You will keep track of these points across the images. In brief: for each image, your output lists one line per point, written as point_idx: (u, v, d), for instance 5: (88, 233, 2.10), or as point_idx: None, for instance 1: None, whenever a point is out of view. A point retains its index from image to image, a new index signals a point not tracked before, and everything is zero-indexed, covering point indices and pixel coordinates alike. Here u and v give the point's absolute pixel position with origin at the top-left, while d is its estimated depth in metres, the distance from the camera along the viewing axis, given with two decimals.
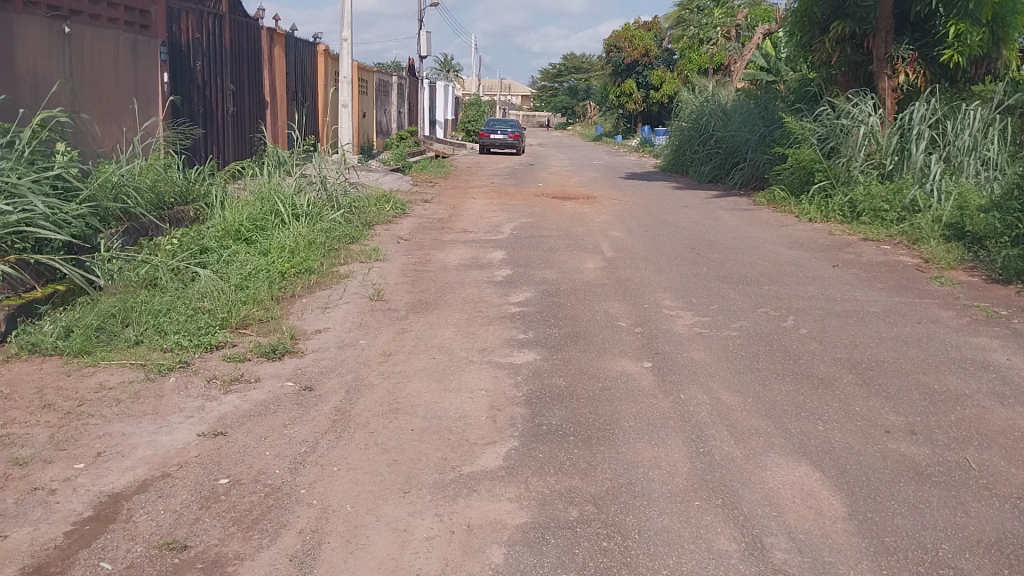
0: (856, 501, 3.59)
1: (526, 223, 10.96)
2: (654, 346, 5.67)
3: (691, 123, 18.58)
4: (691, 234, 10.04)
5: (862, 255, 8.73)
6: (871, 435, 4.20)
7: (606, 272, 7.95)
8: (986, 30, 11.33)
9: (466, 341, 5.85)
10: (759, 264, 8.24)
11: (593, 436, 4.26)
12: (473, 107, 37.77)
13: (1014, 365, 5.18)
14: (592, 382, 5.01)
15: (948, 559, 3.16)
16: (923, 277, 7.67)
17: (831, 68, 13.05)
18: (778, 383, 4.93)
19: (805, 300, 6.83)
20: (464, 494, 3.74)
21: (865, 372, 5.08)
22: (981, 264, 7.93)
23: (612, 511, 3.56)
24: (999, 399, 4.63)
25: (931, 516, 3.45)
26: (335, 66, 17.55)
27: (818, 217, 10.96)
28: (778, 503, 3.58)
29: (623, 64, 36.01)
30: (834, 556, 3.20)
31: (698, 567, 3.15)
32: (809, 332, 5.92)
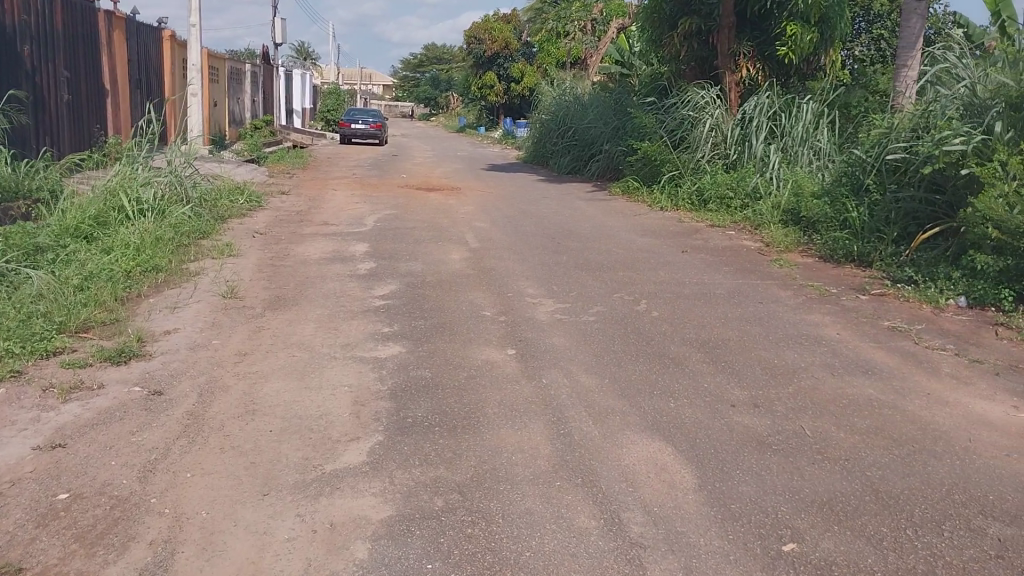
0: (706, 471, 3.80)
1: (389, 215, 10.86)
2: (517, 333, 5.77)
3: (550, 115, 18.95)
4: (553, 224, 10.27)
5: (709, 240, 9.24)
6: (718, 409, 4.47)
7: (470, 263, 8.00)
8: (815, 30, 12.19)
9: (328, 337, 5.73)
10: (615, 252, 8.54)
11: (458, 425, 4.30)
12: (332, 97, 36.99)
13: (842, 338, 5.64)
14: (456, 372, 5.04)
15: (786, 520, 3.40)
16: (764, 260, 8.21)
17: (680, 63, 13.69)
18: (633, 364, 5.15)
19: (658, 284, 7.16)
20: (327, 492, 3.68)
21: (712, 351, 5.38)
22: (814, 246, 8.56)
23: (476, 497, 3.60)
24: (829, 370, 5.04)
25: (771, 482, 3.71)
26: (182, 52, 16.63)
27: (669, 206, 11.54)
28: (634, 478, 3.75)
29: (485, 56, 36.43)
30: (685, 525, 3.38)
31: (560, 546, 3.24)
32: (660, 315, 6.20)
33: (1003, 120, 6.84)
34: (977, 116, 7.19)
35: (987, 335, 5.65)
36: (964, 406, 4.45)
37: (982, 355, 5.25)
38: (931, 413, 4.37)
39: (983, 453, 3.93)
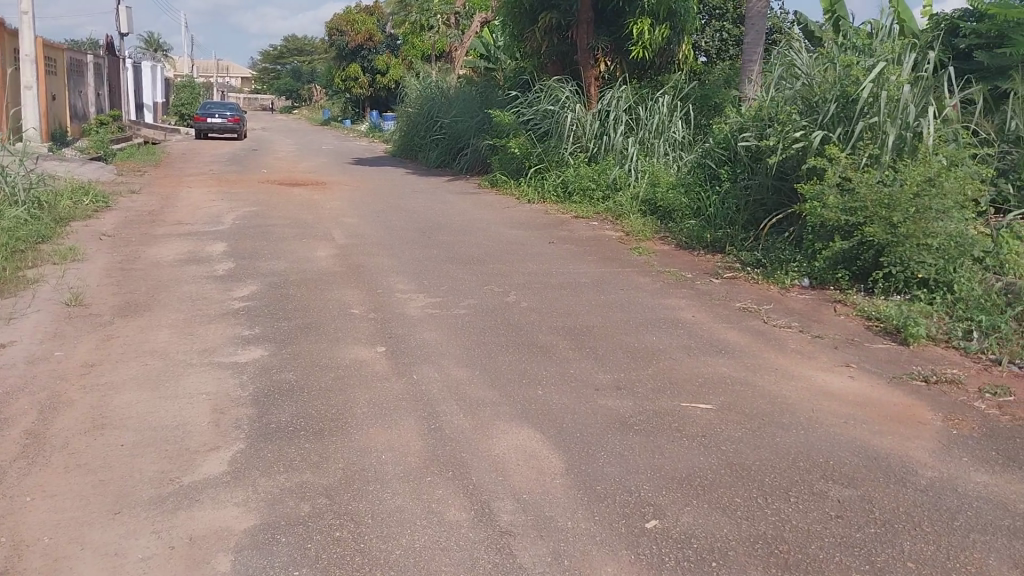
0: (573, 455, 3.89)
1: (250, 212, 10.45)
2: (386, 330, 5.70)
3: (416, 108, 18.82)
4: (421, 218, 10.21)
5: (574, 231, 9.46)
6: (584, 394, 4.59)
7: (337, 259, 7.84)
8: (666, 26, 12.67)
9: (184, 343, 5.46)
10: (484, 244, 8.60)
11: (325, 427, 4.20)
12: (187, 90, 35.19)
13: (698, 320, 5.93)
14: (323, 373, 4.92)
15: (649, 497, 3.51)
16: (626, 248, 8.49)
17: (542, 58, 13.91)
18: (501, 355, 5.20)
19: (525, 275, 7.26)
20: (185, 505, 3.51)
21: (578, 338, 5.52)
22: (671, 234, 8.95)
23: (344, 500, 3.53)
24: (687, 351, 5.28)
25: (633, 461, 3.83)
26: (12, 41, 15.33)
27: (536, 198, 11.78)
28: (504, 468, 3.79)
29: (348, 48, 35.70)
30: (553, 510, 3.44)
31: (430, 542, 3.23)
32: (529, 305, 6.30)
33: (836, 111, 7.33)
34: (813, 107, 7.66)
35: (828, 312, 6.08)
36: (808, 379, 4.77)
37: (821, 330, 5.65)
38: (779, 387, 4.65)
39: (824, 422, 4.18)
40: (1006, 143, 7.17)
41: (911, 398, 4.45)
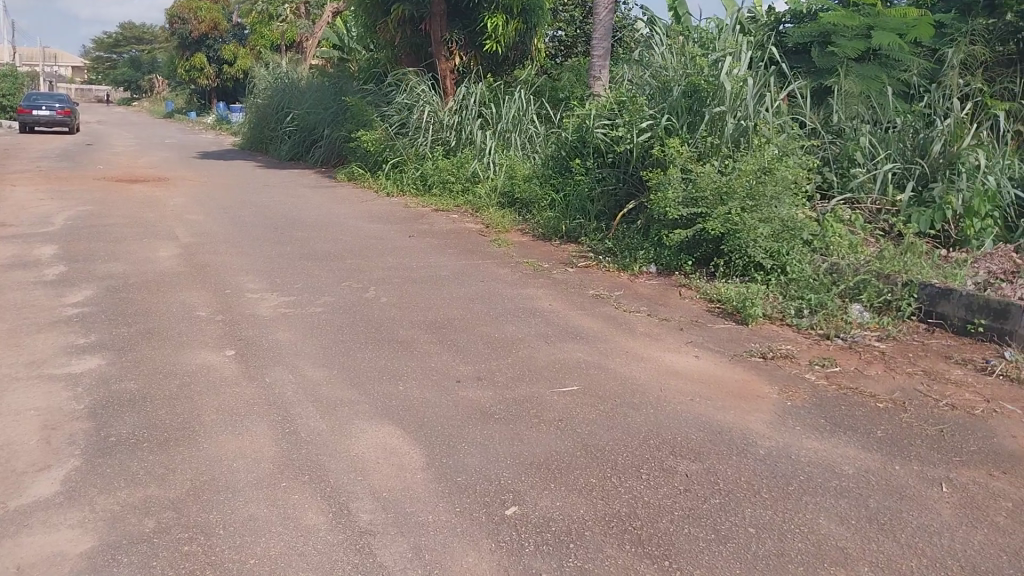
0: (433, 448, 3.88)
1: (84, 212, 9.73)
2: (237, 332, 5.47)
3: (266, 100, 18.13)
4: (275, 213, 9.86)
5: (434, 224, 9.42)
6: (445, 387, 4.59)
7: (182, 260, 7.43)
8: (519, 20, 12.79)
9: (8, 355, 5.01)
10: (341, 239, 8.41)
11: (171, 437, 3.98)
12: (7, 79, 32.22)
13: (554, 308, 6.06)
14: (168, 380, 4.66)
15: (508, 484, 3.54)
16: (485, 240, 8.56)
17: (396, 49, 13.76)
18: (359, 352, 5.11)
19: (383, 270, 7.17)
20: (11, 532, 3.22)
21: (438, 331, 5.51)
22: (529, 225, 9.11)
23: (193, 511, 3.37)
24: (546, 338, 5.38)
25: (493, 449, 3.85)
26: None
27: (394, 191, 11.69)
28: (362, 467, 3.73)
29: (190, 37, 33.82)
30: (414, 506, 3.41)
31: (286, 548, 3.13)
32: (388, 300, 6.23)
33: (680, 105, 7.69)
34: (659, 100, 8.00)
35: (675, 296, 6.39)
36: (658, 360, 4.99)
37: (669, 314, 5.92)
38: (631, 369, 4.83)
39: (673, 400, 4.38)
40: (830, 135, 7.66)
41: (751, 373, 4.74)
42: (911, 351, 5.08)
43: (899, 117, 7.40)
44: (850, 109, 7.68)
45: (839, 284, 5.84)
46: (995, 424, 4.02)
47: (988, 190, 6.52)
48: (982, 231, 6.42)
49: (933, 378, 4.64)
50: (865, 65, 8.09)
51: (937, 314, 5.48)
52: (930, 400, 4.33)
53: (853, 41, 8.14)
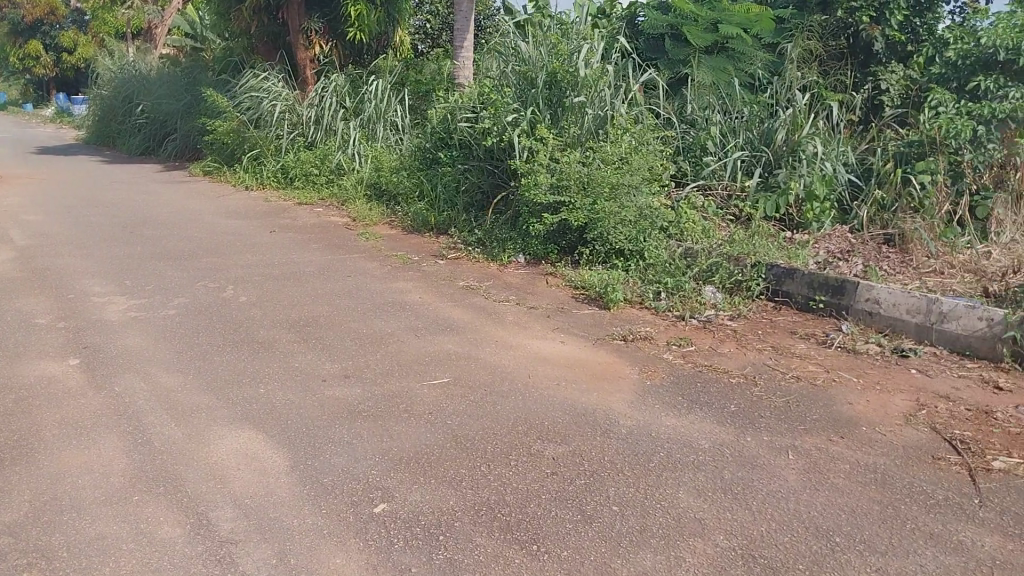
0: (298, 450, 3.76)
1: None
2: (81, 340, 5.10)
3: (111, 91, 17.02)
4: (124, 211, 9.27)
5: (297, 219, 9.14)
6: (309, 387, 4.46)
7: (17, 264, 6.86)
8: (381, 10, 12.53)
9: None
10: (197, 237, 8.01)
11: (6, 457, 3.67)
12: None
13: (423, 301, 6.02)
14: (3, 395, 4.29)
15: (377, 481, 3.48)
16: (351, 234, 8.39)
17: (251, 38, 13.24)
18: (218, 355, 4.89)
19: (244, 268, 6.89)
20: None
21: (302, 329, 5.36)
22: (396, 218, 9.01)
23: (32, 535, 3.12)
24: (414, 332, 5.33)
25: (361, 448, 3.77)
26: None
27: (255, 185, 11.27)
28: (222, 475, 3.57)
29: (24, 23, 31.24)
30: (278, 511, 3.30)
31: (138, 565, 2.96)
32: (249, 299, 5.99)
33: (542, 96, 7.80)
34: (521, 92, 8.07)
35: (542, 284, 6.49)
36: (526, 347, 5.05)
37: (537, 302, 6.01)
38: (501, 358, 4.86)
39: (540, 385, 4.45)
40: (684, 125, 7.97)
41: (615, 357, 4.88)
42: (760, 328, 5.39)
43: (746, 107, 7.75)
44: (701, 100, 7.98)
45: (694, 268, 6.08)
46: (834, 393, 4.33)
47: (826, 176, 6.97)
48: (821, 214, 6.85)
49: (780, 353, 4.94)
50: (713, 57, 8.48)
51: (783, 292, 5.84)
52: (776, 373, 4.61)
53: (700, 34, 8.52)
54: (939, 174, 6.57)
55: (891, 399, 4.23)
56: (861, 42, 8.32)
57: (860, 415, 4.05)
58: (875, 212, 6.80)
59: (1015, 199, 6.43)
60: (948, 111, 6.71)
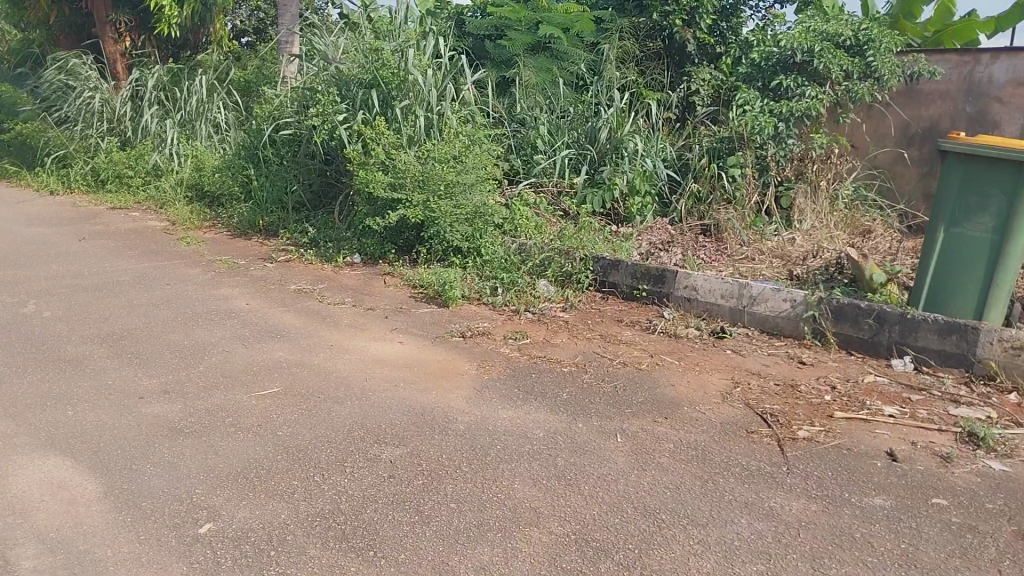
0: (112, 475, 3.48)
1: None
2: None
3: None
4: None
5: (110, 224, 8.49)
6: (124, 406, 4.14)
7: None
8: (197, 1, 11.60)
9: None
10: None
11: None
12: None
13: (252, 308, 5.76)
14: None
15: (201, 501, 3.29)
16: (171, 239, 7.89)
17: (50, 29, 12.15)
18: (17, 377, 4.44)
19: (48, 279, 6.30)
20: None
21: (116, 344, 4.97)
22: (221, 221, 8.60)
23: None
24: (242, 341, 5.09)
25: (184, 467, 3.55)
26: None
27: (61, 190, 10.43)
28: (23, 508, 3.24)
29: None
30: (88, 542, 3.04)
31: None
32: (54, 314, 5.49)
33: (371, 93, 7.65)
34: (349, 90, 7.88)
35: (378, 284, 6.40)
36: (362, 350, 4.95)
37: (372, 303, 5.91)
38: (334, 363, 4.74)
39: (375, 388, 4.37)
40: (514, 123, 8.13)
41: (451, 354, 4.89)
42: (589, 318, 5.60)
43: (572, 107, 8.03)
44: (529, 100, 8.18)
45: (528, 263, 6.20)
46: (659, 376, 4.56)
47: (647, 172, 7.32)
48: (642, 207, 7.23)
49: (608, 340, 5.15)
50: (538, 56, 8.70)
51: (609, 283, 6.08)
52: (605, 360, 4.79)
53: (522, 34, 8.73)
54: (747, 168, 7.08)
55: (709, 378, 4.52)
56: (675, 45, 8.69)
57: (682, 396, 4.28)
58: (692, 206, 7.24)
59: (812, 188, 7.09)
60: (755, 108, 7.10)
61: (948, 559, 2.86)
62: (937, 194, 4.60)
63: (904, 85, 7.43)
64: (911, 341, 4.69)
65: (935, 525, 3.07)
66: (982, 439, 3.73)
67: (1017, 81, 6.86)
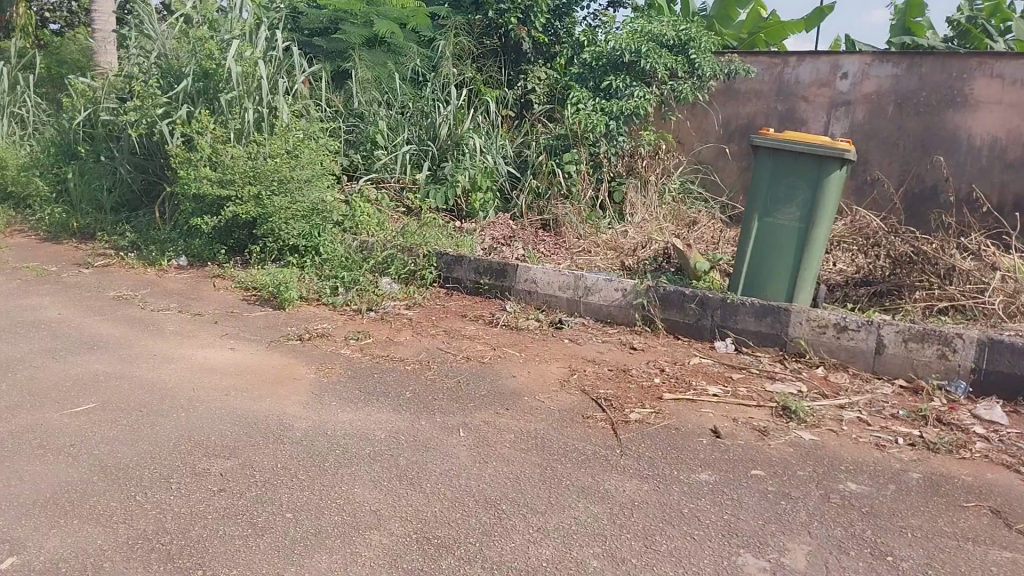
0: None
1: None
2: None
3: None
4: None
5: None
6: None
7: None
8: None
9: None
10: None
11: None
12: None
13: (65, 318, 5.30)
14: None
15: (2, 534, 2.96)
16: None
17: None
18: None
19: None
20: None
21: None
22: (32, 224, 7.96)
23: None
24: (52, 354, 4.67)
25: None
26: None
27: None
28: None
29: None
30: None
31: None
32: None
33: (195, 84, 7.23)
34: (171, 84, 7.41)
35: (208, 288, 6.07)
36: (190, 358, 4.68)
37: (202, 308, 5.60)
38: (157, 374, 4.44)
39: (205, 398, 4.14)
40: (352, 118, 7.97)
41: (287, 357, 4.73)
42: (432, 314, 5.59)
43: (411, 102, 7.93)
44: (368, 94, 8.00)
45: (368, 261, 6.07)
46: (500, 368, 4.61)
47: (487, 168, 7.39)
48: (485, 203, 7.33)
49: (451, 336, 5.14)
50: (375, 50, 8.68)
51: (453, 279, 6.08)
52: (447, 356, 4.79)
53: (358, 29, 8.67)
54: (582, 164, 7.30)
55: (548, 368, 4.62)
56: (511, 42, 8.78)
57: (523, 387, 4.36)
58: (532, 201, 7.38)
59: (643, 183, 7.43)
60: (586, 108, 7.39)
61: (766, 525, 3.07)
62: (750, 185, 4.92)
63: (724, 84, 7.92)
64: (731, 324, 5.00)
65: (754, 495, 3.29)
66: (793, 412, 4.04)
67: (819, 82, 7.47)
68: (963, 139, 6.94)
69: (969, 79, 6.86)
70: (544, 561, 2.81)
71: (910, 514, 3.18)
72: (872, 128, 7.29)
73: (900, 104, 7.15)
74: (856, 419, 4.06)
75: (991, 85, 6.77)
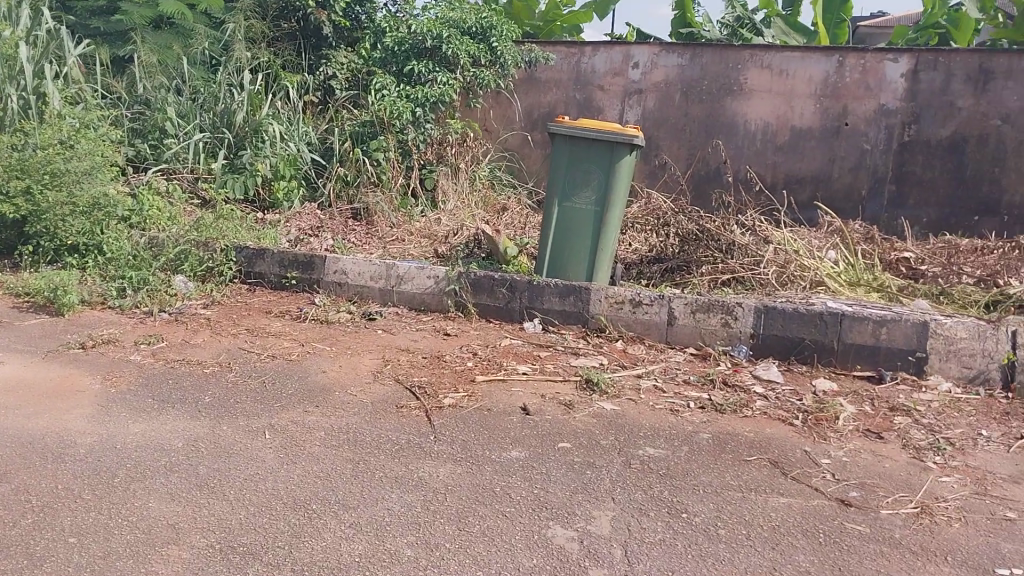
0: None
1: None
2: None
3: None
4: None
5: None
6: None
7: None
8: None
9: None
10: None
11: None
12: None
13: None
14: None
15: None
16: None
17: None
18: None
19: None
20: None
21: None
22: None
23: None
24: None
25: None
26: None
27: None
28: None
29: None
30: None
31: None
32: None
33: None
34: None
35: None
36: None
37: None
38: None
39: None
40: (137, 105, 7.49)
41: (69, 368, 4.31)
42: (234, 311, 5.31)
43: (201, 86, 7.49)
44: (154, 80, 7.54)
45: (159, 258, 5.65)
46: (309, 364, 4.47)
47: (290, 156, 7.10)
48: (290, 193, 7.02)
49: (255, 334, 4.92)
50: (161, 31, 8.24)
51: (255, 273, 5.80)
52: (252, 355, 4.58)
53: (141, 8, 8.17)
54: (390, 152, 7.17)
55: (359, 360, 4.54)
56: (310, 26, 8.36)
57: (333, 381, 4.25)
58: (340, 188, 7.18)
59: (452, 170, 7.46)
60: (392, 94, 7.26)
61: (573, 495, 3.19)
62: (550, 172, 5.09)
63: (525, 73, 8.12)
64: (538, 305, 5.14)
65: (562, 467, 3.42)
66: (596, 385, 4.24)
67: (613, 71, 7.84)
68: (740, 125, 7.56)
69: (742, 69, 7.48)
70: (357, 556, 2.76)
71: (701, 472, 3.43)
72: (662, 115, 7.77)
73: (685, 93, 7.66)
74: (652, 387, 4.32)
75: (761, 75, 7.42)
